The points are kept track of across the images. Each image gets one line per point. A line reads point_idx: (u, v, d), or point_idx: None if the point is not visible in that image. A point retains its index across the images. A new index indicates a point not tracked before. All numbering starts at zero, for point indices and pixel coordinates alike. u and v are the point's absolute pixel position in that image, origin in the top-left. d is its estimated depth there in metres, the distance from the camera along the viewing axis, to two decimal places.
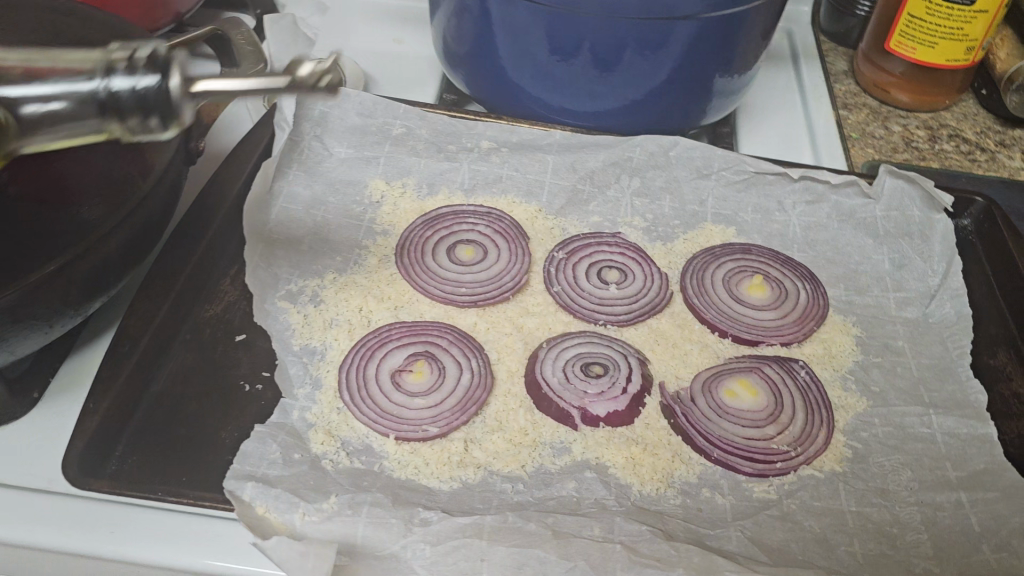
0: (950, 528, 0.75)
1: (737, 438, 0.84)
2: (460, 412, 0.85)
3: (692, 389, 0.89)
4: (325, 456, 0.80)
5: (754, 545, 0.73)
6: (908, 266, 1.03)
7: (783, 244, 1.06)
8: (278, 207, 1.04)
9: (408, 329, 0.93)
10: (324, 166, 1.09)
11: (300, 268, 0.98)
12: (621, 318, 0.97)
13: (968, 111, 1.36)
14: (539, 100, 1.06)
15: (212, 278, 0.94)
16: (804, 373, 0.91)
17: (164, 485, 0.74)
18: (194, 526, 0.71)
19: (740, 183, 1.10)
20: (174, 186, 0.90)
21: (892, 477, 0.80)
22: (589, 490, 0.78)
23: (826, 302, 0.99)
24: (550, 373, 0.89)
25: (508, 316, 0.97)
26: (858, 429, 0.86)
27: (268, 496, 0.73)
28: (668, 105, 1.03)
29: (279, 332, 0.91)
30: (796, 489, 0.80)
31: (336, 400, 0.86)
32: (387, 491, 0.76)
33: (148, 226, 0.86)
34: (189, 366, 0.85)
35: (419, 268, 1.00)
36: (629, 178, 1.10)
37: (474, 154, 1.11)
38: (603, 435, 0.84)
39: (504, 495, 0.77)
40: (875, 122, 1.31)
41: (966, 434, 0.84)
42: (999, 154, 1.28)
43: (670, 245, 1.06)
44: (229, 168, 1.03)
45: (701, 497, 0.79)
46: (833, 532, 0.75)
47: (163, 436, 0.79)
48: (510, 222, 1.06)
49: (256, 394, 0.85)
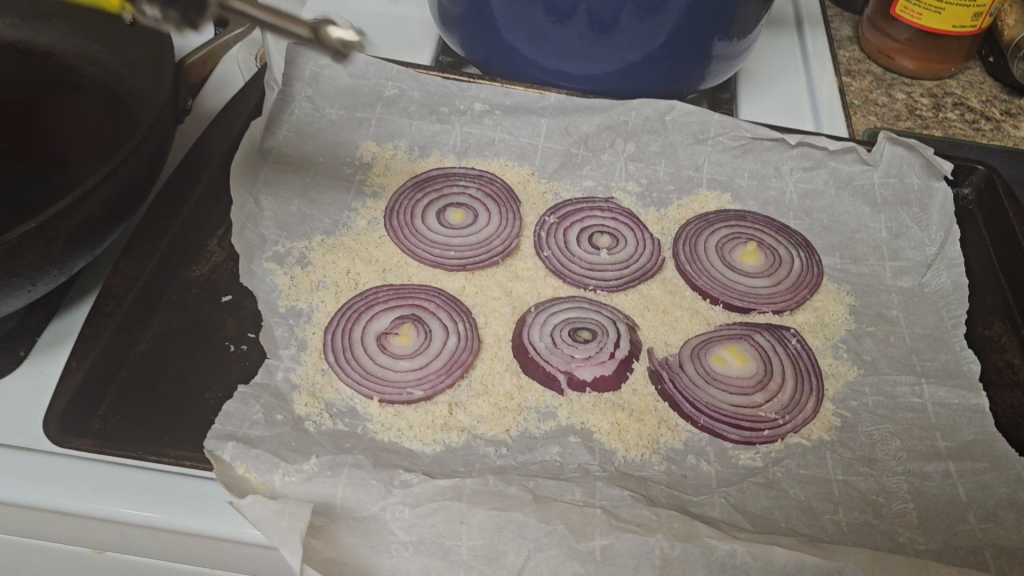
0: (936, 497, 0.75)
1: (725, 405, 0.83)
2: (445, 375, 0.84)
3: (681, 355, 0.88)
4: (308, 418, 0.79)
5: (738, 511, 0.73)
6: (905, 235, 1.01)
7: (778, 211, 1.05)
8: (268, 167, 1.02)
9: (395, 291, 0.92)
10: (315, 127, 1.07)
11: (288, 229, 0.98)
12: (611, 284, 0.95)
13: (975, 79, 1.33)
14: (535, 63, 1.03)
15: (200, 237, 0.93)
16: (795, 342, 0.89)
17: (145, 444, 0.74)
18: (175, 485, 0.70)
19: (737, 148, 1.08)
20: (162, 144, 0.89)
21: (880, 446, 0.79)
22: (573, 454, 0.77)
23: (820, 270, 0.98)
24: (538, 338, 0.87)
25: (497, 280, 0.96)
26: (847, 398, 0.85)
27: (248, 456, 0.72)
28: (666, 69, 1.01)
29: (266, 293, 0.91)
30: (782, 457, 0.79)
31: (321, 360, 0.85)
32: (369, 453, 0.76)
33: (134, 183, 0.85)
34: (174, 326, 0.85)
35: (408, 230, 0.99)
36: (624, 143, 1.08)
37: (467, 116, 1.09)
38: (589, 400, 0.83)
39: (487, 459, 0.77)
40: (878, 89, 1.29)
41: (957, 404, 0.83)
42: (1005, 124, 1.26)
43: (664, 212, 1.04)
44: (219, 128, 1.01)
45: (687, 464, 0.78)
46: (818, 500, 0.74)
47: (147, 397, 0.78)
48: (501, 186, 1.04)
49: (241, 355, 0.84)
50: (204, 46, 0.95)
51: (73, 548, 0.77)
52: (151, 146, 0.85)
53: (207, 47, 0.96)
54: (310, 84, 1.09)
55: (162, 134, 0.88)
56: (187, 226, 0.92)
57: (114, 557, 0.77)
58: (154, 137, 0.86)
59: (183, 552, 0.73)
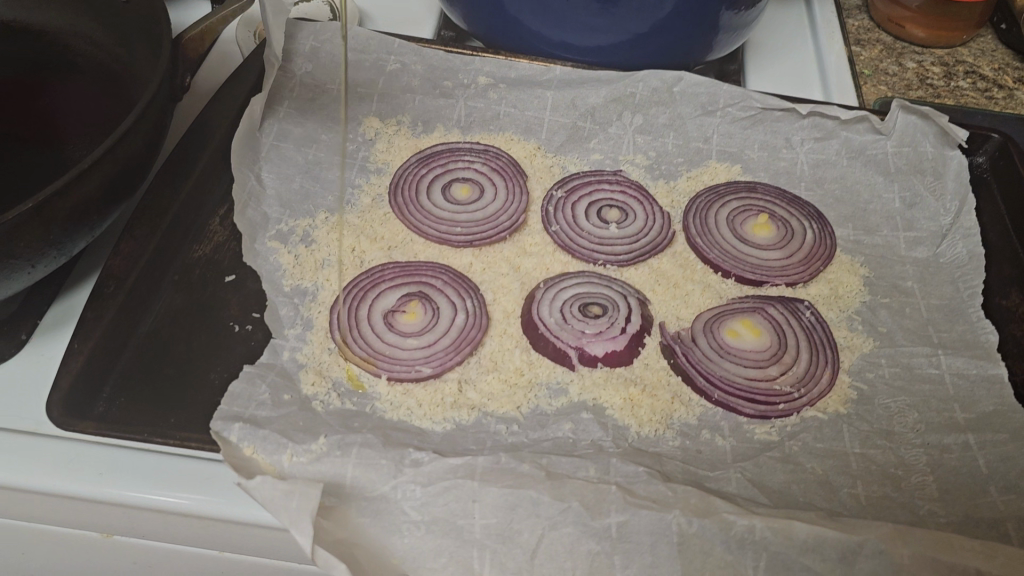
0: (956, 469, 0.73)
1: (740, 379, 0.81)
2: (453, 352, 0.83)
3: (693, 329, 0.86)
4: (316, 397, 0.78)
5: (755, 486, 0.71)
6: (919, 205, 0.99)
7: (789, 182, 1.03)
8: (269, 144, 1.00)
9: (401, 269, 0.90)
10: (316, 104, 1.05)
11: (291, 207, 0.96)
12: (621, 258, 0.93)
13: (987, 47, 1.31)
14: (540, 35, 1.01)
15: (202, 217, 0.91)
16: (809, 314, 0.88)
17: (151, 426, 0.73)
18: (181, 466, 0.69)
19: (746, 119, 1.06)
20: (161, 121, 0.87)
21: (897, 419, 0.78)
22: (585, 431, 0.76)
23: (834, 242, 0.96)
24: (548, 314, 0.86)
25: (504, 256, 0.94)
26: (863, 370, 0.83)
27: (256, 437, 0.71)
28: (674, 39, 0.99)
29: (269, 273, 0.89)
30: (798, 431, 0.78)
31: (327, 340, 0.84)
32: (378, 431, 0.74)
33: (134, 161, 0.83)
34: (178, 307, 0.84)
35: (413, 206, 0.97)
36: (631, 115, 1.06)
37: (471, 90, 1.08)
38: (600, 375, 0.82)
39: (499, 436, 0.75)
40: (889, 58, 1.27)
41: (976, 374, 0.81)
42: (1018, 92, 1.23)
43: (673, 184, 1.03)
44: (218, 105, 0.99)
45: (701, 439, 0.77)
46: (836, 473, 0.73)
47: (152, 379, 0.77)
48: (507, 160, 1.02)
49: (246, 335, 0.83)
50: (203, 22, 0.94)
51: (81, 533, 0.76)
52: (150, 121, 0.84)
53: (206, 22, 0.94)
54: (311, 60, 1.07)
55: (160, 110, 0.86)
56: (187, 206, 0.90)
57: (122, 540, 0.76)
58: (153, 113, 0.84)
59: (191, 535, 0.72)
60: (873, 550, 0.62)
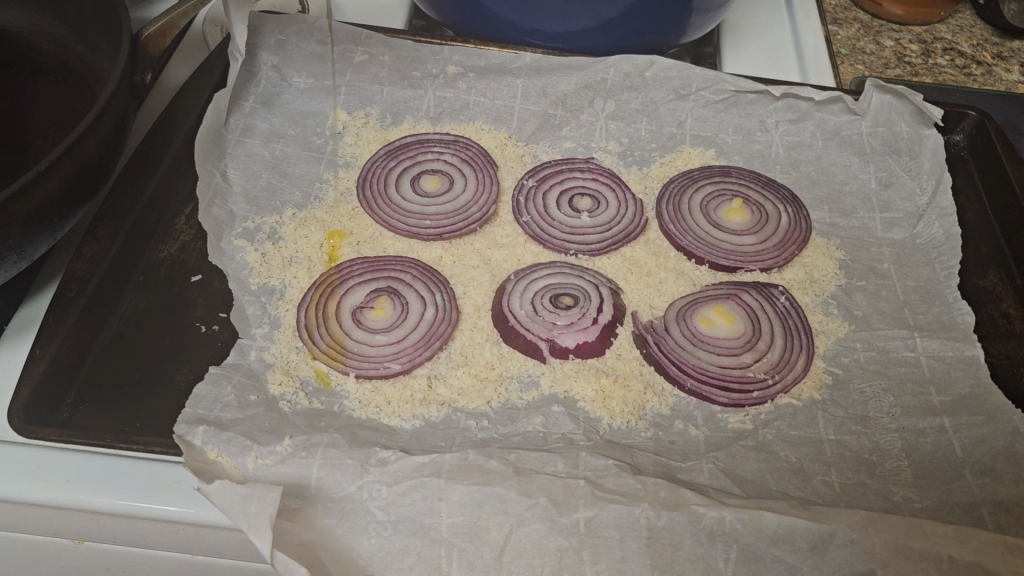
0: (932, 454, 0.72)
1: (713, 367, 0.80)
2: (423, 347, 0.82)
3: (666, 318, 0.85)
4: (283, 397, 0.77)
5: (727, 477, 0.70)
6: (895, 185, 0.98)
7: (764, 165, 1.02)
8: (235, 141, 0.99)
9: (370, 264, 0.89)
10: (283, 98, 1.04)
11: (258, 204, 0.94)
12: (593, 247, 0.92)
13: (965, 23, 1.30)
14: (510, 21, 0.99)
15: (166, 216, 0.90)
16: (784, 299, 0.86)
17: (114, 432, 0.71)
18: (145, 470, 0.67)
19: (720, 102, 1.04)
20: (122, 120, 0.86)
21: (873, 404, 0.77)
22: (556, 424, 0.75)
23: (809, 225, 0.95)
24: (518, 306, 0.85)
25: (475, 248, 0.93)
26: (838, 355, 0.82)
27: (220, 440, 0.70)
28: (644, 22, 0.97)
29: (235, 272, 0.88)
30: (772, 419, 0.77)
31: (295, 339, 0.82)
32: (345, 431, 0.73)
33: (94, 161, 0.82)
34: (143, 310, 0.82)
35: (382, 200, 0.96)
36: (603, 101, 1.05)
37: (440, 80, 1.06)
38: (572, 367, 0.81)
39: (468, 432, 0.74)
40: (866, 37, 1.25)
41: (952, 357, 0.80)
42: (996, 68, 1.22)
43: (646, 170, 1.01)
44: (182, 103, 0.98)
45: (674, 430, 0.75)
46: (810, 461, 0.72)
47: (116, 384, 0.76)
48: (477, 150, 1.01)
49: (212, 335, 0.81)
50: (163, 17, 0.93)
51: (52, 539, 0.74)
52: (110, 121, 0.82)
53: (166, 18, 0.93)
54: (276, 52, 1.05)
55: (120, 108, 0.85)
56: (151, 206, 0.89)
57: (94, 546, 0.74)
58: (113, 112, 0.83)
59: (160, 539, 0.71)
60: (844, 540, 0.61)
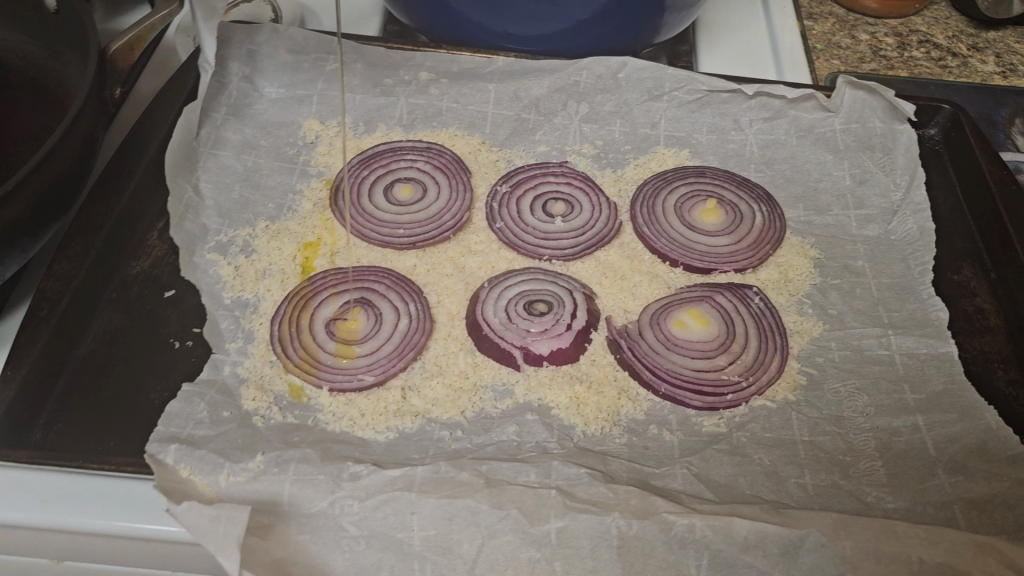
0: (905, 453, 0.72)
1: (687, 371, 0.80)
2: (397, 358, 0.81)
3: (640, 322, 0.85)
4: (256, 412, 0.76)
5: (701, 482, 0.70)
6: (870, 181, 0.98)
7: (738, 164, 1.02)
8: (207, 153, 0.98)
9: (342, 275, 0.89)
10: (256, 109, 1.03)
11: (230, 217, 0.94)
12: (567, 252, 0.92)
13: (940, 15, 1.30)
14: (481, 26, 0.98)
15: (139, 232, 0.89)
16: (758, 300, 0.86)
17: (87, 453, 0.71)
18: (121, 489, 0.67)
19: (693, 102, 1.04)
20: (91, 135, 0.85)
21: (847, 403, 0.77)
22: (530, 433, 0.75)
23: (783, 224, 0.95)
24: (492, 314, 0.85)
25: (448, 256, 0.93)
26: (813, 355, 0.82)
27: (192, 458, 0.70)
28: (618, 22, 0.96)
29: (208, 286, 0.87)
30: (746, 421, 0.77)
31: (268, 352, 0.82)
32: (318, 446, 0.73)
33: (63, 178, 0.81)
34: (116, 326, 0.82)
35: (355, 210, 0.96)
36: (576, 104, 1.05)
37: (413, 87, 1.06)
38: (546, 374, 0.80)
39: (442, 443, 0.74)
40: (842, 31, 1.25)
41: (926, 354, 0.80)
42: (972, 59, 1.22)
43: (621, 172, 1.01)
44: (154, 115, 0.97)
45: (649, 435, 0.75)
46: (784, 464, 0.72)
47: (87, 403, 0.75)
48: (450, 157, 1.00)
49: (185, 352, 0.81)
50: (131, 31, 0.94)
51: (31, 561, 0.72)
52: (78, 140, 0.82)
53: (134, 32, 0.94)
54: (246, 63, 1.03)
55: (88, 124, 0.84)
56: (123, 221, 0.88)
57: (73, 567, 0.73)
58: (80, 130, 0.82)
59: (136, 557, 0.70)
60: (814, 544, 0.61)
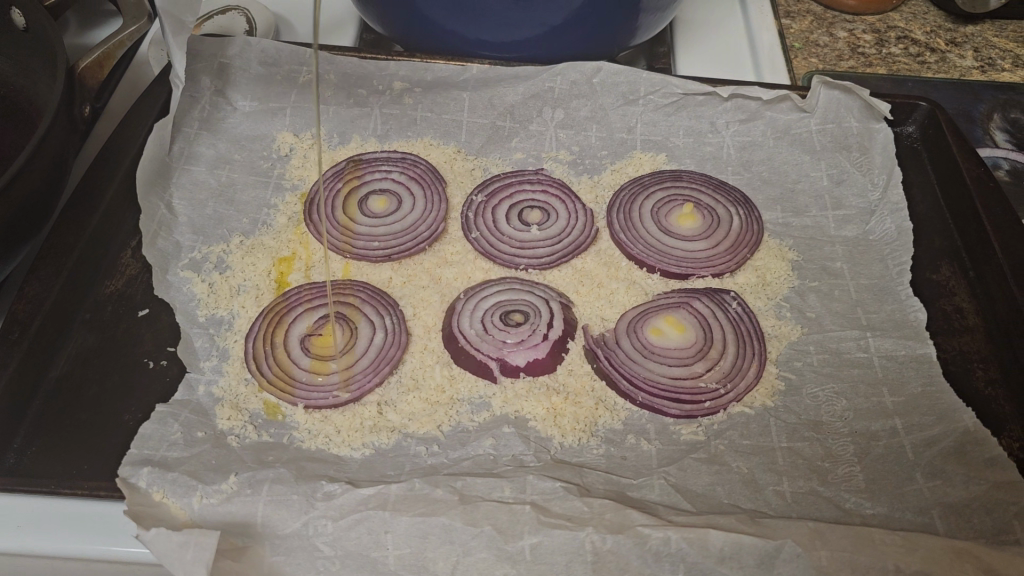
0: (883, 457, 0.72)
1: (665, 379, 0.80)
2: (373, 373, 0.81)
3: (617, 330, 0.85)
4: (231, 432, 0.75)
5: (677, 492, 0.70)
6: (847, 182, 0.98)
7: (715, 167, 1.01)
8: (180, 169, 0.97)
9: (317, 289, 0.88)
10: (229, 123, 1.02)
11: (204, 233, 0.93)
12: (543, 261, 0.91)
13: (918, 11, 1.30)
14: (455, 34, 0.97)
15: (112, 251, 0.88)
16: (736, 305, 0.86)
17: (60, 476, 0.70)
18: (94, 514, 0.66)
19: (669, 106, 1.03)
20: (60, 152, 0.84)
21: (825, 408, 0.77)
22: (507, 446, 0.74)
23: (760, 227, 0.94)
24: (468, 326, 0.84)
25: (425, 268, 0.92)
26: (791, 359, 0.82)
27: (165, 480, 0.68)
28: (593, 26, 0.96)
29: (182, 304, 0.86)
30: (724, 429, 0.76)
31: (243, 370, 0.81)
32: (292, 465, 0.72)
33: (32, 198, 0.80)
34: (89, 347, 0.80)
35: (330, 223, 0.95)
36: (552, 111, 1.05)
37: (386, 97, 1.05)
38: (523, 386, 0.80)
39: (418, 459, 0.73)
40: (820, 29, 1.24)
41: (904, 355, 0.80)
42: (950, 55, 1.21)
43: (597, 178, 1.00)
44: (126, 131, 0.96)
45: (627, 445, 0.75)
46: (762, 471, 0.72)
47: (59, 424, 0.74)
48: (425, 167, 1.00)
49: (160, 371, 0.80)
50: (99, 49, 0.93)
51: None
52: (48, 158, 0.81)
53: (102, 49, 0.93)
54: (218, 76, 1.02)
55: (58, 142, 0.83)
56: (96, 239, 0.87)
57: None
58: (50, 147, 0.81)
59: None
60: (790, 554, 0.61)
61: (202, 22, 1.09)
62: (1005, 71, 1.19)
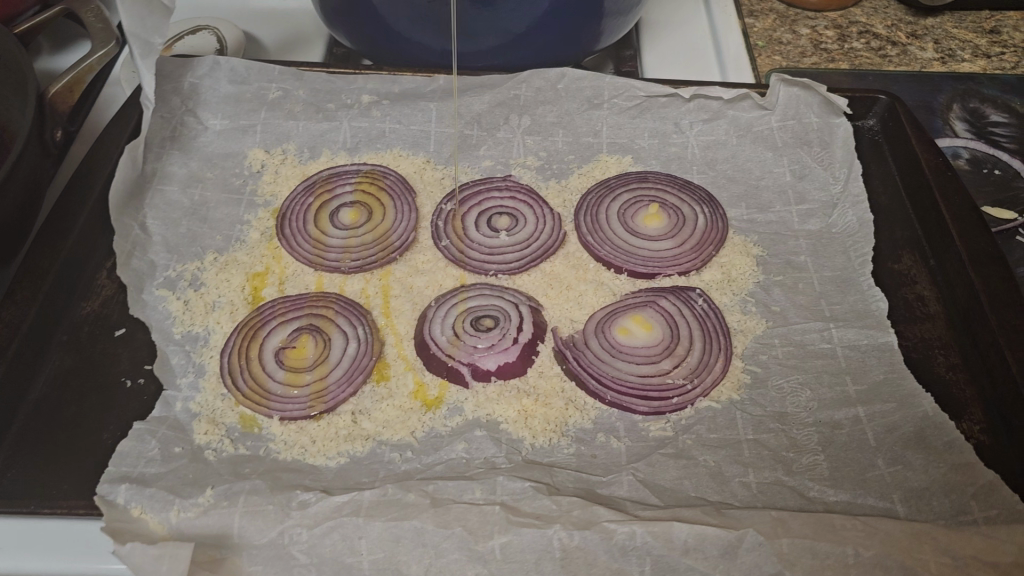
0: (848, 444, 0.74)
1: (633, 377, 0.81)
2: (347, 383, 0.82)
3: (586, 331, 0.86)
4: (208, 446, 0.76)
5: (646, 487, 0.71)
6: (809, 177, 1.00)
7: (680, 167, 1.03)
8: (153, 188, 0.98)
9: (290, 303, 0.89)
10: (200, 141, 1.03)
11: (178, 252, 0.94)
12: (512, 266, 0.93)
13: (879, 5, 1.31)
14: (420, 45, 0.99)
15: (87, 272, 0.88)
16: (702, 301, 0.88)
17: (41, 497, 0.70)
18: (72, 533, 0.67)
19: (633, 109, 1.06)
20: (32, 179, 0.85)
21: (790, 399, 0.78)
22: (479, 449, 0.76)
23: (725, 224, 0.96)
24: (439, 332, 0.85)
25: (396, 277, 0.93)
26: (757, 353, 0.83)
27: (142, 496, 0.69)
28: (556, 32, 0.97)
29: (158, 321, 0.87)
30: (692, 423, 0.78)
31: (219, 385, 0.82)
32: (269, 476, 0.73)
33: (4, 222, 0.82)
34: (67, 368, 0.80)
35: (302, 237, 0.96)
36: (518, 118, 1.06)
37: (354, 110, 1.06)
38: (494, 390, 0.81)
39: (392, 465, 0.75)
40: (783, 27, 1.26)
41: (867, 344, 0.82)
42: (911, 47, 1.23)
43: (565, 182, 1.02)
44: (97, 154, 0.97)
45: (597, 443, 0.76)
46: (729, 464, 0.73)
47: (37, 444, 0.74)
48: (396, 179, 1.02)
49: (138, 390, 0.80)
50: (69, 72, 0.95)
51: None
52: (18, 186, 0.82)
53: (73, 73, 0.95)
54: (189, 97, 1.03)
55: (30, 167, 0.84)
56: (70, 263, 0.88)
57: None
58: (22, 172, 0.82)
59: None
60: (753, 543, 0.62)
61: (171, 47, 1.10)
62: (965, 61, 1.21)
